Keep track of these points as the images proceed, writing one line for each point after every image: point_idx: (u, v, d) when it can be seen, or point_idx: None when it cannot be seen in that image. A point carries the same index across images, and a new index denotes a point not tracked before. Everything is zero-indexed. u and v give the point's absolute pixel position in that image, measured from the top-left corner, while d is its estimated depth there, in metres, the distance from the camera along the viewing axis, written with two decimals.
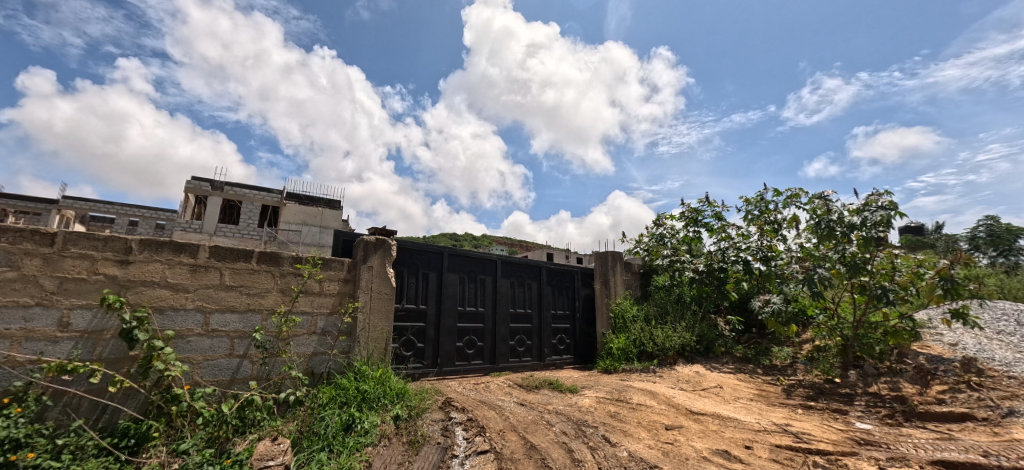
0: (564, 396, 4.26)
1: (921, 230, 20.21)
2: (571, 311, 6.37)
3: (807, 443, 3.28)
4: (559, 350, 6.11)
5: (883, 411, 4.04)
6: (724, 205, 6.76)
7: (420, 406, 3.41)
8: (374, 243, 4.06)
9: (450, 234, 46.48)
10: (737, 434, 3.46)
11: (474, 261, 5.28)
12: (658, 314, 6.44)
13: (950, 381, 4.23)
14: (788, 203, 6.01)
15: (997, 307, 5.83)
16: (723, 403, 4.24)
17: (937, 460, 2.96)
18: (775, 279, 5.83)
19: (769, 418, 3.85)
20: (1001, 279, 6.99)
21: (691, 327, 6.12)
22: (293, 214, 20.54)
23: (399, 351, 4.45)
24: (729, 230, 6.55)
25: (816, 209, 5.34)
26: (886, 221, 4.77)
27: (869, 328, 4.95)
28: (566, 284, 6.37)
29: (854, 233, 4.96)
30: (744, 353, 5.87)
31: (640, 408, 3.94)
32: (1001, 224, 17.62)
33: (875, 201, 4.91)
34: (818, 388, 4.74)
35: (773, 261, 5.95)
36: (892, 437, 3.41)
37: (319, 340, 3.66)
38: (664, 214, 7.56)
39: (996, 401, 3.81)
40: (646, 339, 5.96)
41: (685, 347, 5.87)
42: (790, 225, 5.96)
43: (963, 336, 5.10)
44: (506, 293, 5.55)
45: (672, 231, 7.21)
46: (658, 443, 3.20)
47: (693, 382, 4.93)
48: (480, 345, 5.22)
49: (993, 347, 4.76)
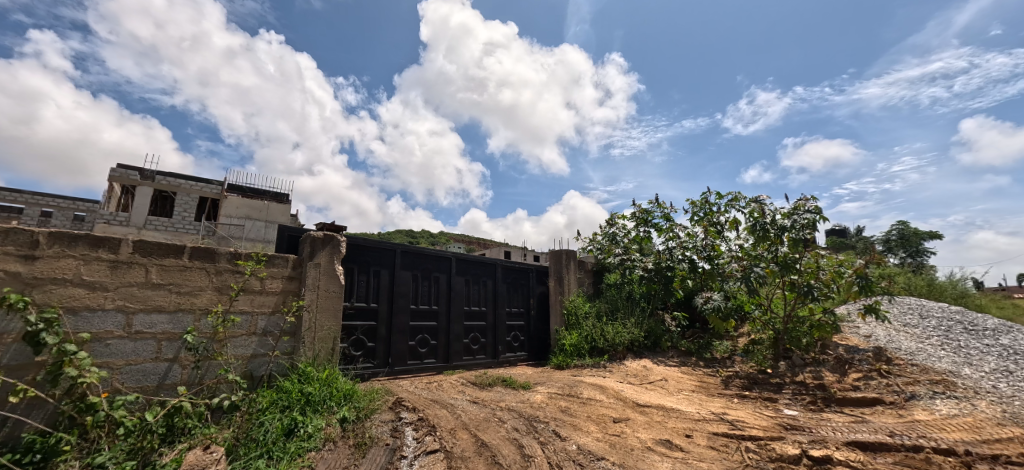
0: (517, 393, 4.30)
1: (844, 233, 22.26)
2: (526, 308, 6.43)
3: (741, 430, 3.52)
4: (514, 347, 6.16)
5: (807, 398, 4.40)
6: (672, 207, 7.08)
7: (369, 407, 3.32)
8: (322, 239, 3.89)
9: (406, 231, 45.56)
10: (679, 424, 3.65)
11: (429, 259, 5.20)
12: (609, 311, 6.65)
13: (864, 369, 4.69)
14: (729, 206, 6.39)
15: (903, 302, 6.52)
16: (667, 395, 4.44)
17: (851, 442, 3.26)
18: (717, 277, 6.21)
19: (708, 408, 4.09)
20: (909, 278, 7.81)
21: (639, 323, 6.36)
22: (235, 207, 19.32)
23: (348, 351, 4.31)
24: (676, 230, 6.86)
25: (752, 212, 5.70)
26: (812, 224, 5.21)
27: (797, 322, 5.38)
28: (521, 282, 6.42)
29: (785, 234, 5.37)
30: (687, 347, 6.16)
31: (590, 402, 4.05)
32: (910, 229, 19.70)
33: (803, 205, 5.34)
34: (752, 378, 5.09)
35: (716, 260, 6.31)
36: (814, 421, 3.72)
37: (259, 341, 3.46)
38: (616, 214, 7.82)
39: (901, 386, 4.26)
40: (597, 335, 6.14)
41: (634, 342, 6.08)
42: (731, 227, 6.34)
43: (876, 329, 5.67)
44: (461, 291, 5.51)
45: (624, 231, 7.47)
46: (607, 435, 3.31)
47: (640, 376, 5.13)
48: (434, 344, 5.15)
49: (900, 338, 5.32)
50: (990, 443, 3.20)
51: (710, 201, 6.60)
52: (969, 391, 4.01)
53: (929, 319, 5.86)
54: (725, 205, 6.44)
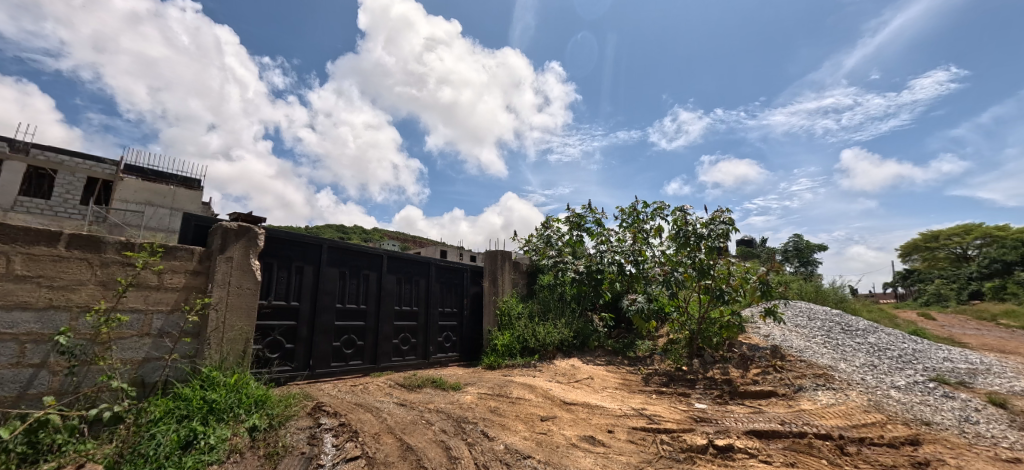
0: (446, 394, 4.24)
1: (750, 243, 24.78)
2: (459, 308, 6.37)
3: (657, 423, 3.76)
4: (445, 348, 6.07)
5: (716, 392, 4.81)
6: (604, 213, 7.41)
7: (284, 413, 3.08)
8: (236, 231, 3.55)
9: (336, 226, 43.23)
10: (602, 420, 3.81)
11: (359, 255, 4.96)
12: (541, 311, 6.79)
13: (762, 365, 5.22)
14: (655, 214, 6.81)
15: (795, 306, 7.38)
16: (593, 393, 4.62)
17: (750, 430, 3.61)
18: (642, 280, 6.59)
19: (629, 404, 4.32)
20: (801, 284, 8.87)
21: (569, 323, 6.55)
22: (133, 191, 17.10)
23: (262, 353, 3.97)
24: (607, 234, 7.19)
25: (676, 220, 6.10)
26: (726, 234, 5.73)
27: (710, 323, 5.84)
28: (454, 282, 6.35)
29: (702, 242, 5.83)
30: (613, 346, 6.46)
31: (519, 401, 4.10)
32: (803, 241, 22.38)
33: (719, 216, 5.83)
34: (670, 375, 5.47)
35: (641, 264, 6.69)
36: (720, 413, 4.08)
37: (153, 343, 3.07)
38: (551, 217, 8.03)
39: (791, 380, 4.80)
40: (529, 335, 6.23)
41: (564, 342, 6.24)
42: (655, 234, 6.77)
43: (773, 329, 6.35)
44: (392, 290, 5.32)
45: (559, 234, 7.69)
46: (533, 434, 3.36)
47: (568, 375, 5.28)
48: (360, 344, 4.91)
49: (791, 337, 6.01)
50: (858, 427, 3.71)
51: (638, 209, 6.98)
52: (844, 383, 4.62)
53: (815, 321, 6.68)
54: (651, 213, 6.85)
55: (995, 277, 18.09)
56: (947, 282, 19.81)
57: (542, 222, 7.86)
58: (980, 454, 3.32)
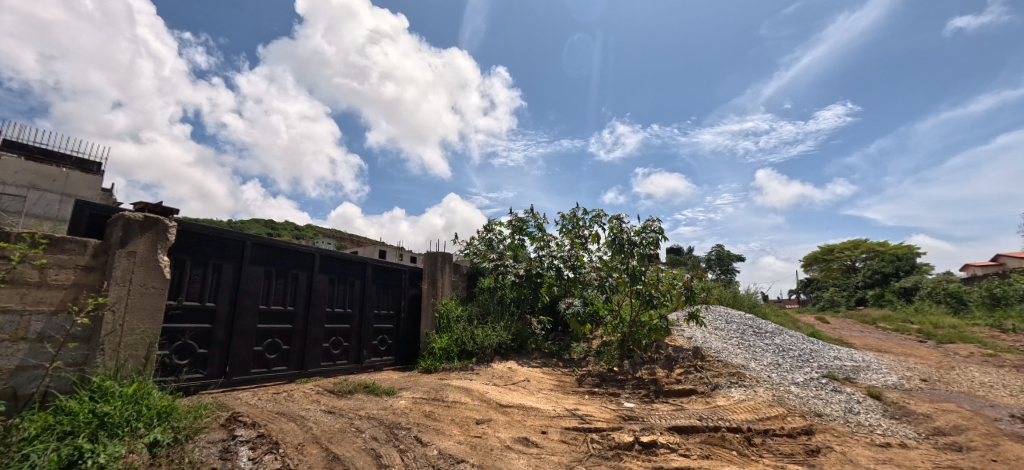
0: (379, 400, 4.08)
1: (679, 251, 26.58)
2: (396, 310, 6.19)
3: (588, 423, 3.90)
4: (379, 352, 5.86)
5: (643, 391, 5.09)
6: (545, 218, 7.56)
7: (192, 426, 2.80)
8: (141, 222, 3.18)
9: (264, 222, 40.35)
10: (536, 421, 3.88)
11: (287, 254, 4.65)
12: (480, 314, 6.77)
13: (685, 365, 5.61)
14: (593, 221, 7.07)
15: (715, 310, 8.01)
16: (528, 395, 4.69)
17: (672, 427, 3.85)
18: (579, 285, 6.81)
19: (562, 405, 4.44)
20: (721, 290, 9.65)
21: (508, 326, 6.60)
22: (12, 173, 14.77)
23: (169, 359, 3.58)
24: (547, 239, 7.35)
25: (612, 227, 6.37)
26: (656, 242, 6.10)
27: (640, 326, 6.17)
28: (391, 283, 6.15)
29: (636, 249, 6.16)
30: (549, 348, 6.60)
31: (454, 405, 4.05)
32: (724, 251, 24.41)
33: (651, 225, 6.19)
34: (602, 376, 5.69)
35: (579, 269, 6.88)
36: (646, 412, 4.31)
37: (30, 349, 2.67)
38: (494, 220, 8.07)
39: (710, 378, 5.20)
40: (467, 338, 6.17)
41: (501, 345, 6.28)
42: (593, 240, 7.03)
43: (696, 332, 6.84)
44: (323, 291, 5.04)
45: (500, 237, 7.76)
46: (468, 438, 3.34)
47: (505, 378, 5.32)
48: (286, 349, 4.60)
49: (711, 339, 6.52)
50: (764, 420, 4.11)
51: (578, 216, 7.21)
52: (753, 381, 5.09)
53: (731, 324, 7.30)
54: (590, 220, 7.10)
55: (876, 286, 20.87)
56: (839, 290, 22.55)
57: (484, 225, 7.88)
58: (860, 441, 3.81)
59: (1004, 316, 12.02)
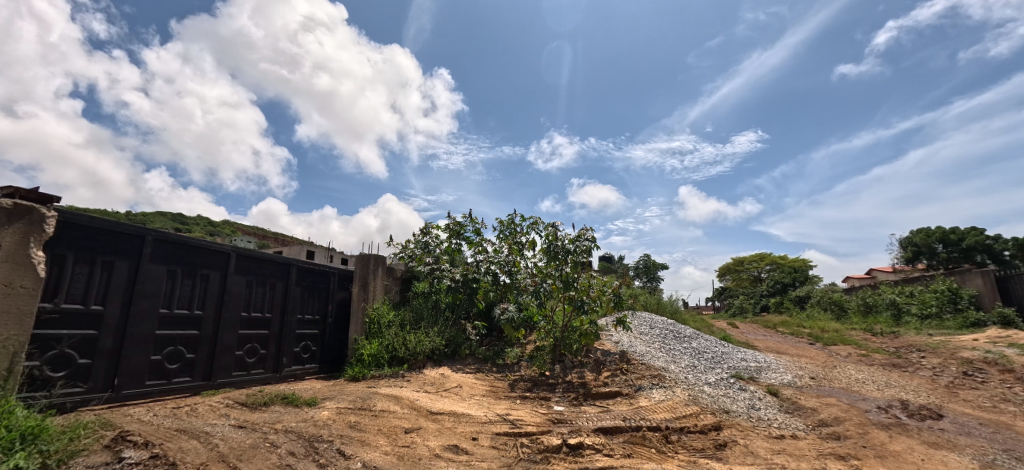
0: (299, 411, 3.81)
1: (610, 260, 27.91)
2: (321, 315, 5.84)
3: (519, 428, 3.94)
4: (301, 360, 5.48)
5: (572, 394, 5.25)
6: (483, 223, 7.57)
7: (67, 449, 2.41)
8: (10, 211, 2.72)
9: (171, 216, 36.25)
10: (467, 428, 3.84)
11: (196, 252, 4.21)
12: (414, 319, 6.59)
13: (612, 368, 5.88)
14: (530, 228, 7.19)
15: (641, 316, 8.49)
16: (459, 401, 4.63)
17: (598, 428, 4.01)
18: (514, 290, 6.86)
19: (494, 410, 4.44)
20: (646, 297, 10.28)
21: (441, 331, 6.48)
22: None
23: (40, 372, 3.08)
24: (484, 244, 7.36)
25: (548, 234, 6.52)
26: (588, 250, 6.35)
27: (571, 331, 6.36)
28: (318, 286, 5.81)
29: (570, 256, 6.36)
30: (483, 354, 6.58)
31: (382, 414, 3.89)
32: (650, 260, 26.06)
33: (584, 233, 6.43)
34: (534, 380, 5.79)
35: (515, 274, 6.93)
36: (574, 414, 4.45)
37: None
38: (431, 223, 7.93)
39: (634, 380, 5.49)
40: (398, 344, 5.95)
41: (434, 351, 6.15)
42: (530, 247, 7.15)
43: (623, 336, 7.21)
44: (238, 294, 4.62)
45: (437, 241, 7.64)
46: (395, 448, 3.22)
47: (437, 384, 5.21)
48: (190, 358, 4.15)
49: (636, 343, 6.91)
50: (680, 419, 4.41)
51: (516, 222, 7.29)
52: (672, 382, 5.46)
53: (654, 329, 7.79)
54: (527, 226, 7.22)
55: (777, 294, 23.42)
56: (747, 298, 24.99)
57: (421, 228, 7.72)
58: (760, 434, 4.23)
59: (873, 322, 14.06)
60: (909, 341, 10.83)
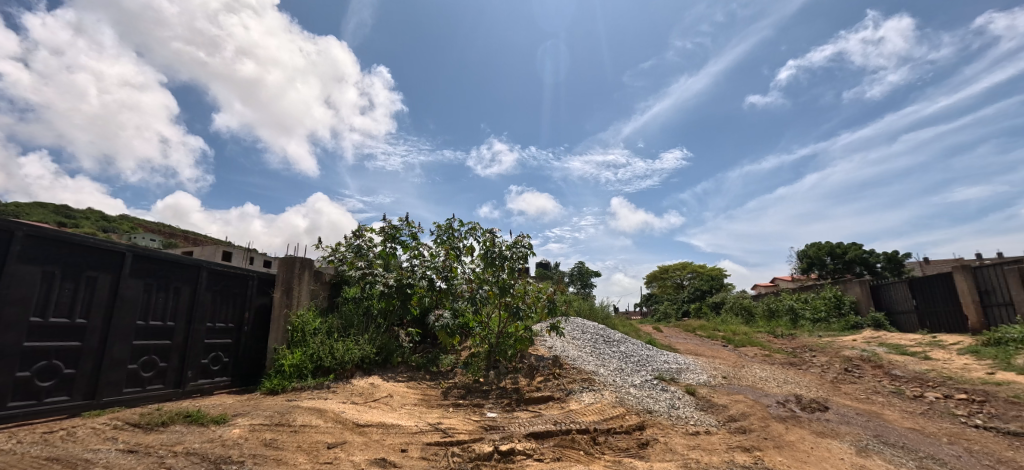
0: (204, 430, 3.44)
1: (547, 266, 28.61)
2: (235, 323, 5.34)
3: (450, 436, 3.88)
4: (210, 373, 4.97)
5: (505, 400, 5.26)
6: (421, 227, 7.41)
7: None
8: None
9: (54, 209, 31.39)
10: (396, 439, 3.71)
11: (82, 251, 3.69)
12: (342, 326, 6.25)
13: (545, 372, 6.00)
14: (468, 233, 7.16)
15: (574, 322, 8.77)
16: (389, 412, 4.47)
17: (529, 433, 4.07)
18: (450, 296, 6.68)
19: (425, 419, 4.33)
20: (580, 303, 10.65)
21: (372, 339, 6.22)
22: None
23: None
24: (420, 249, 7.20)
25: (486, 240, 6.52)
26: (524, 257, 6.44)
27: (507, 337, 6.40)
28: (233, 291, 5.33)
29: (506, 263, 6.40)
30: (416, 361, 6.41)
31: (303, 430, 3.64)
32: (585, 267, 27.07)
33: (521, 240, 6.52)
34: (467, 387, 5.74)
35: (452, 280, 6.72)
36: (507, 420, 4.47)
37: None
38: (364, 226, 7.61)
39: (565, 384, 5.64)
40: (324, 353, 5.60)
41: (363, 360, 5.88)
42: (467, 252, 7.11)
43: (556, 342, 7.39)
44: (135, 300, 4.10)
45: (370, 245, 7.35)
46: (316, 465, 3.02)
47: (365, 395, 4.98)
48: (70, 374, 3.59)
49: (568, 348, 7.12)
50: (608, 420, 4.60)
51: (454, 227, 7.22)
52: (601, 385, 5.69)
53: (586, 333, 8.09)
54: (465, 232, 7.17)
55: (697, 300, 25.38)
56: (671, 304, 26.80)
57: (353, 230, 7.39)
58: (678, 431, 4.53)
59: (775, 325, 15.70)
60: (803, 342, 12.25)
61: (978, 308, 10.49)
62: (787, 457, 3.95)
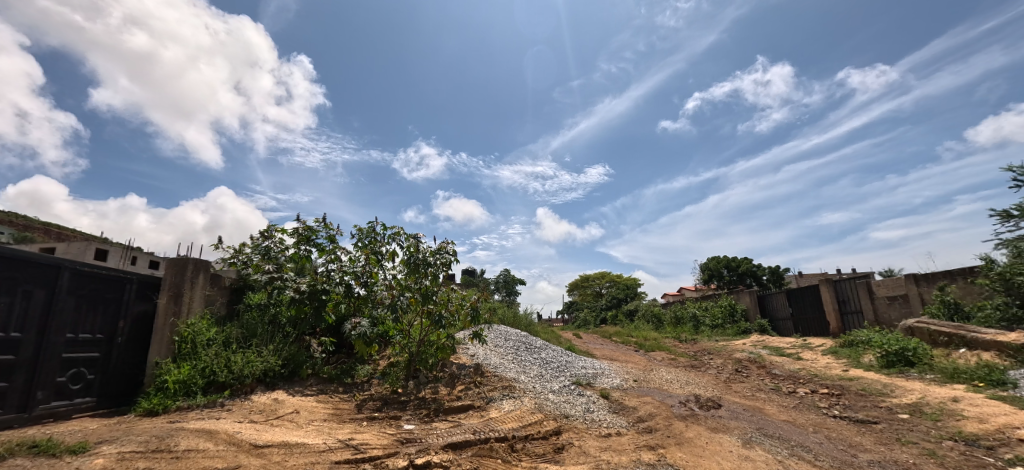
0: (55, 463, 2.88)
1: (473, 273, 28.56)
2: (105, 334, 4.59)
3: (363, 452, 3.67)
4: (69, 393, 4.20)
5: (424, 411, 5.12)
6: (340, 230, 6.98)
7: None
8: None
9: None
10: (300, 460, 3.42)
11: None
12: (243, 336, 5.66)
13: (466, 381, 5.95)
14: (391, 238, 6.89)
15: (498, 330, 8.81)
16: (294, 429, 4.11)
17: (447, 444, 3.99)
18: (369, 303, 6.37)
19: (335, 436, 4.05)
20: (504, 311, 10.75)
21: (278, 350, 5.70)
22: None
23: None
24: (338, 252, 6.78)
25: (409, 245, 6.33)
26: (448, 264, 6.35)
27: (428, 346, 6.25)
28: (105, 297, 4.59)
29: (429, 269, 6.26)
30: (329, 373, 6.00)
31: (187, 455, 3.21)
32: (510, 274, 27.46)
33: (445, 247, 6.42)
34: (384, 399, 5.49)
35: (371, 286, 6.46)
36: (424, 432, 4.34)
37: None
38: (274, 226, 7.00)
39: (486, 393, 5.63)
40: (219, 367, 5.02)
41: (267, 373, 5.37)
42: (389, 257, 6.84)
43: (479, 350, 7.37)
44: None
45: (280, 247, 6.77)
46: None
47: (267, 412, 4.54)
48: None
49: (491, 355, 7.13)
50: (526, 427, 4.67)
51: (376, 231, 6.91)
52: (521, 392, 5.77)
53: (509, 341, 8.17)
54: (388, 236, 6.89)
55: (613, 307, 26.91)
56: (590, 311, 28.13)
57: (261, 230, 6.76)
58: (591, 434, 4.73)
59: (680, 331, 17.15)
60: (703, 346, 13.53)
61: (837, 315, 12.38)
62: (686, 453, 4.30)
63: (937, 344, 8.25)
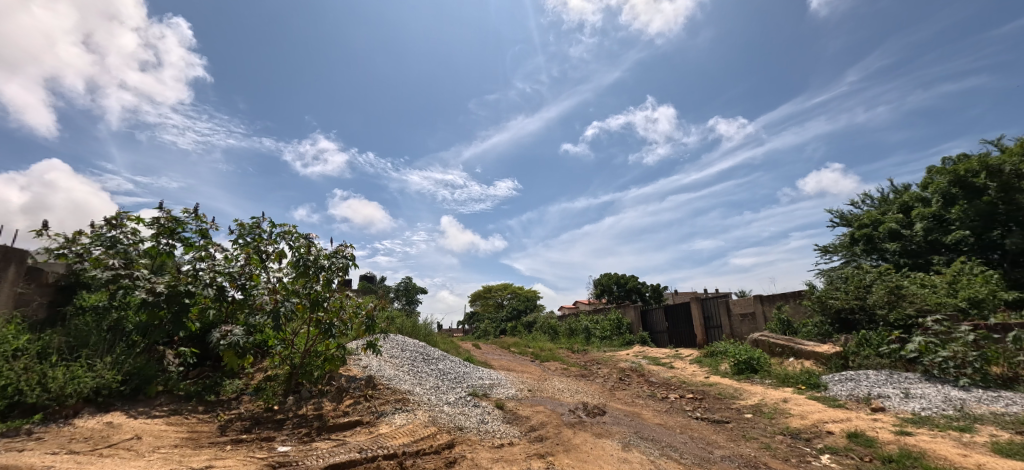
0: None
1: (371, 279, 27.11)
2: None
3: None
4: None
5: (303, 430, 4.62)
6: (214, 224, 6.11)
7: None
8: None
9: None
10: None
11: None
12: (67, 346, 4.61)
13: (355, 395, 5.54)
14: (279, 237, 6.22)
15: (394, 339, 8.42)
16: (132, 460, 3.42)
17: (329, 466, 3.66)
18: (245, 309, 5.61)
19: (187, 464, 3.45)
20: (402, 319, 10.34)
21: (118, 363, 4.73)
22: None
23: None
24: (211, 249, 5.91)
25: (299, 246, 5.76)
26: (345, 269, 5.90)
27: (313, 357, 5.72)
28: None
29: (322, 274, 5.74)
30: (186, 390, 5.14)
31: None
32: (411, 282, 26.63)
33: (342, 250, 5.97)
34: (255, 418, 4.86)
35: (250, 290, 5.70)
36: (302, 453, 3.92)
37: None
38: (127, 214, 5.87)
39: (377, 407, 5.30)
40: (29, 384, 4.00)
41: (99, 391, 4.40)
42: (275, 258, 6.15)
43: (372, 360, 6.97)
44: None
45: (132, 239, 5.67)
46: None
47: (95, 439, 3.72)
48: None
49: (384, 367, 6.77)
50: (417, 442, 4.48)
51: (261, 228, 6.18)
52: (415, 404, 5.55)
53: (405, 351, 7.85)
54: (276, 235, 6.21)
55: (513, 319, 27.59)
56: (490, 322, 28.45)
57: (107, 218, 5.62)
58: (484, 446, 4.72)
59: (573, 341, 18.13)
60: (592, 356, 14.48)
61: (702, 329, 14.17)
62: (572, 458, 4.52)
63: (774, 354, 9.86)
